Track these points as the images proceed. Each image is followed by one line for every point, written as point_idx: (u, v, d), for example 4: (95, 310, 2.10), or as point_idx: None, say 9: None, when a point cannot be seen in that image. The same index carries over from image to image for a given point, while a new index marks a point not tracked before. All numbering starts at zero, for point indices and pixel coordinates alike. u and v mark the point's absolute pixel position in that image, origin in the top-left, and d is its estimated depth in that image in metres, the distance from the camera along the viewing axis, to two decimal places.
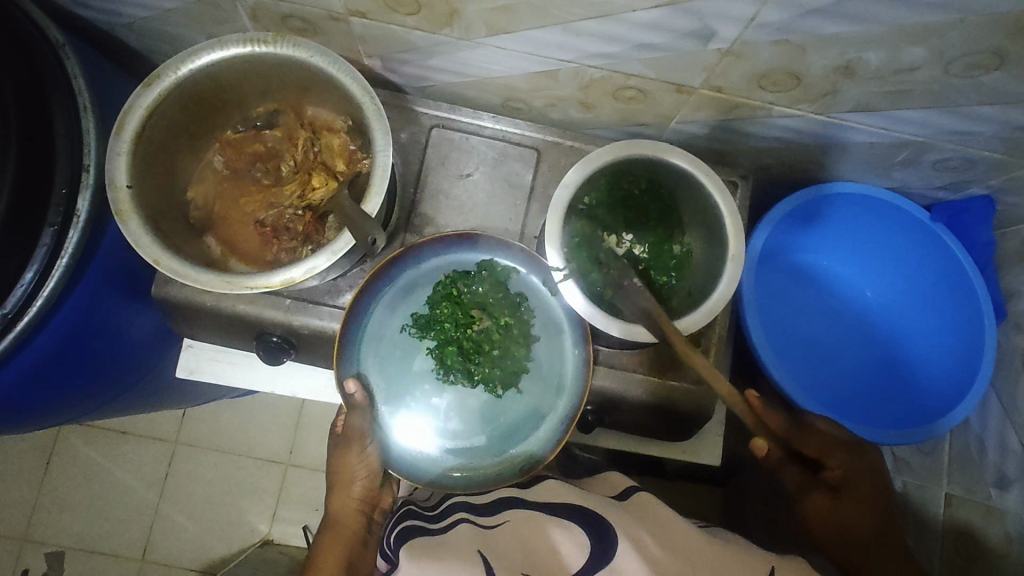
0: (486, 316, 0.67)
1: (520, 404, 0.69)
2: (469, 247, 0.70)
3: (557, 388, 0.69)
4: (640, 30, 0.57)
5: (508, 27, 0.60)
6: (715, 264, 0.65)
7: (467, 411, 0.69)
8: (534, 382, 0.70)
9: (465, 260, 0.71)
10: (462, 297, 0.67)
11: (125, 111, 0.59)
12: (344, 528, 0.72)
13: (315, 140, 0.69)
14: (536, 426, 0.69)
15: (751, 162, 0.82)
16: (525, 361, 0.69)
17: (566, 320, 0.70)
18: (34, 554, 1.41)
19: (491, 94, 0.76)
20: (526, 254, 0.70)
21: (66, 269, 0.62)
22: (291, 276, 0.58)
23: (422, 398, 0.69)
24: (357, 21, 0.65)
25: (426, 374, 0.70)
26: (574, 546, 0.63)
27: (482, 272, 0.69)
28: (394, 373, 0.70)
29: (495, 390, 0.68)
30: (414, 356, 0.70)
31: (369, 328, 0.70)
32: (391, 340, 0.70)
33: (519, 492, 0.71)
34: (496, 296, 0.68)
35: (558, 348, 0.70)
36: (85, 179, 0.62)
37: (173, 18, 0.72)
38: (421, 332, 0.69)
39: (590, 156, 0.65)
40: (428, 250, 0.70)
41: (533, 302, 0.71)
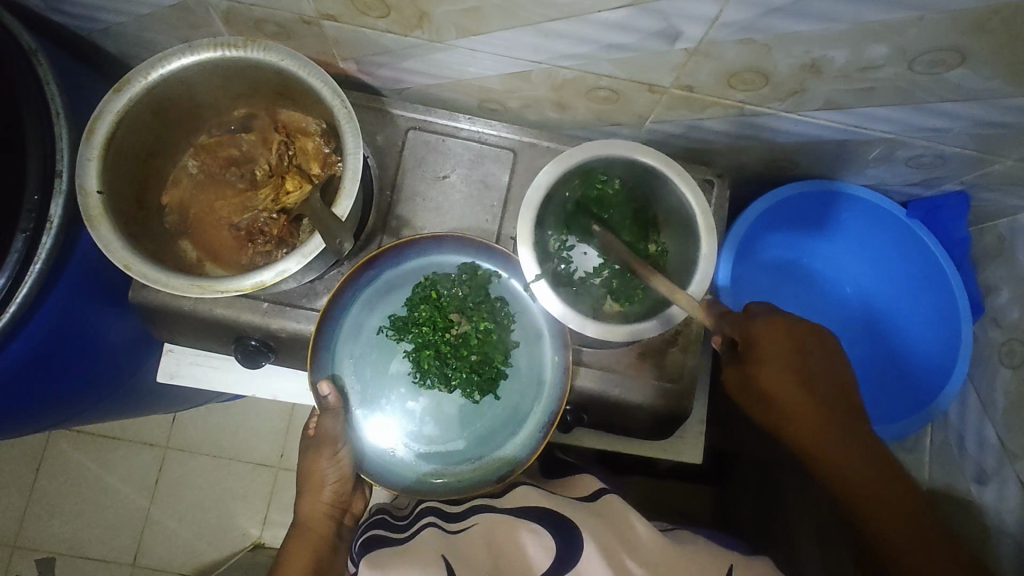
0: (464, 320, 0.68)
1: (497, 410, 0.70)
2: (447, 250, 0.70)
3: (533, 396, 0.70)
4: (607, 31, 0.57)
5: (477, 29, 0.60)
6: (689, 263, 0.65)
7: (443, 414, 0.70)
8: (511, 388, 0.70)
9: (444, 264, 0.71)
10: (440, 301, 0.68)
11: (95, 117, 0.59)
12: (312, 531, 0.72)
13: (289, 144, 0.69)
14: (512, 432, 0.69)
15: (729, 161, 0.82)
16: (503, 366, 0.69)
17: (545, 327, 0.70)
18: (25, 560, 1.41)
19: (467, 96, 0.77)
20: (503, 257, 0.70)
21: (39, 275, 0.62)
22: (262, 279, 0.58)
23: (398, 401, 0.70)
24: (329, 24, 0.65)
25: (403, 377, 0.70)
26: (540, 547, 0.64)
27: (461, 276, 0.69)
28: (371, 375, 0.70)
29: (472, 395, 0.68)
30: (391, 359, 0.71)
31: (345, 330, 0.70)
32: (368, 343, 0.71)
33: (494, 501, 0.71)
34: (476, 300, 0.68)
35: (538, 354, 0.70)
36: (57, 185, 0.62)
37: (148, 23, 0.72)
38: (398, 335, 0.69)
39: (564, 154, 0.65)
40: (407, 252, 0.70)
41: (512, 306, 0.71)
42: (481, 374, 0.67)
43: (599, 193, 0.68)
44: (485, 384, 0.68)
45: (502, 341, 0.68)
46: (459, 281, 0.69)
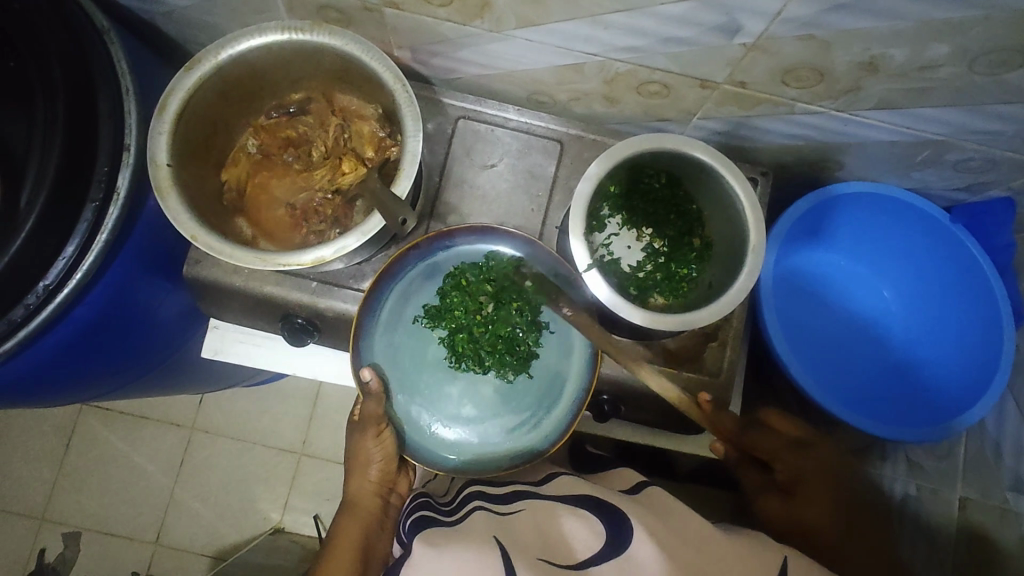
0: (492, 305, 0.69)
1: (530, 390, 0.71)
2: (475, 237, 0.71)
3: (564, 373, 0.71)
4: (667, 24, 0.58)
5: (537, 19, 0.62)
6: (734, 258, 0.67)
7: (478, 397, 0.71)
8: (542, 367, 0.71)
9: (474, 252, 0.72)
10: (470, 286, 0.69)
11: (167, 93, 0.61)
12: (363, 509, 0.74)
13: (345, 127, 0.71)
14: (546, 412, 0.70)
15: (771, 160, 0.83)
16: (533, 347, 0.70)
17: None
18: (51, 534, 1.44)
19: (517, 87, 0.78)
20: (526, 241, 0.70)
21: (105, 244, 0.64)
22: (322, 254, 0.60)
23: (436, 386, 0.71)
24: (390, 12, 0.67)
25: (438, 362, 0.72)
26: (590, 533, 0.64)
27: (490, 262, 0.70)
28: (409, 363, 0.71)
29: (505, 375, 0.70)
30: (427, 346, 0.72)
31: (386, 318, 0.71)
32: (404, 332, 0.72)
33: (531, 488, 0.73)
34: (504, 283, 0.69)
35: (565, 333, 0.71)
36: (125, 159, 0.65)
37: (210, 8, 0.74)
38: (432, 322, 0.71)
39: (613, 148, 0.66)
40: (439, 242, 0.71)
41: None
42: (513, 355, 0.69)
43: (646, 188, 0.70)
44: (518, 364, 0.69)
45: (533, 322, 0.70)
46: (488, 267, 0.70)
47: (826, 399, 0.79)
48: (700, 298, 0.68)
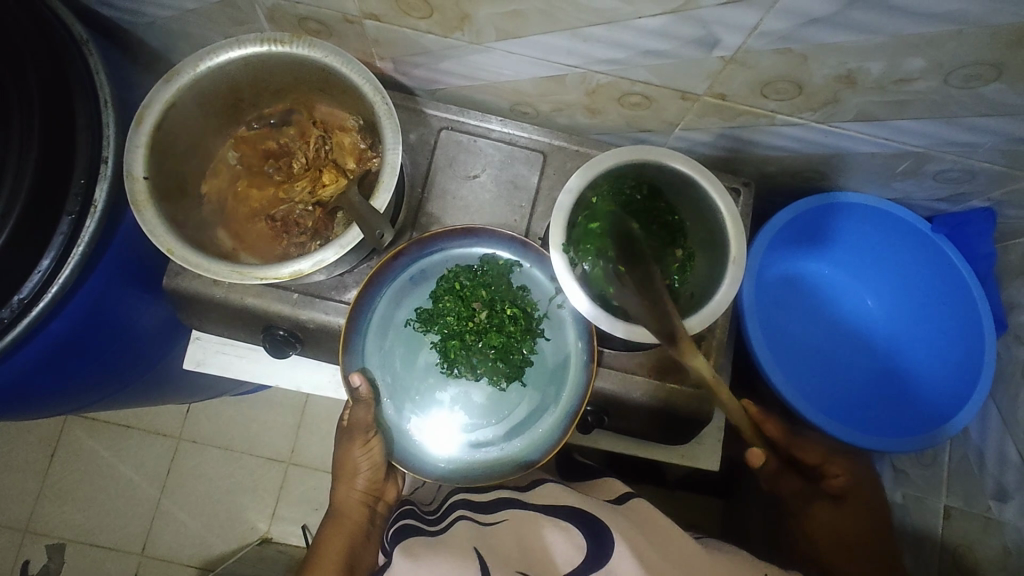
0: (485, 310, 0.67)
1: (524, 397, 0.71)
2: (467, 241, 0.71)
3: (560, 380, 0.70)
4: (645, 37, 0.58)
5: (516, 31, 0.62)
6: (715, 271, 0.66)
7: (469, 404, 0.70)
8: (538, 375, 0.71)
9: (468, 255, 0.72)
10: (464, 291, 0.68)
11: (145, 104, 0.60)
12: (347, 519, 0.73)
13: (327, 139, 0.71)
14: (540, 420, 0.69)
15: (754, 171, 0.83)
16: (529, 354, 0.69)
17: (570, 316, 0.71)
18: (35, 546, 1.42)
19: (499, 98, 0.78)
20: (527, 247, 0.71)
21: (81, 258, 0.63)
22: (300, 268, 0.59)
23: (425, 393, 0.71)
24: (371, 24, 0.67)
25: (430, 368, 0.72)
26: (570, 546, 0.64)
27: (484, 267, 0.70)
28: (400, 367, 0.71)
29: (498, 382, 0.69)
30: (419, 350, 0.72)
31: (376, 323, 0.71)
32: (396, 335, 0.72)
33: (515, 493, 0.72)
34: (498, 289, 0.69)
35: (562, 340, 0.71)
36: (103, 171, 0.64)
37: (192, 18, 0.74)
38: (424, 327, 0.70)
39: (596, 159, 0.66)
40: (431, 246, 0.71)
41: (536, 296, 0.72)
42: (507, 362, 0.67)
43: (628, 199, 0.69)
44: (513, 372, 0.68)
45: (530, 329, 0.69)
46: (482, 271, 0.69)
47: (812, 411, 0.79)
48: (684, 310, 0.67)
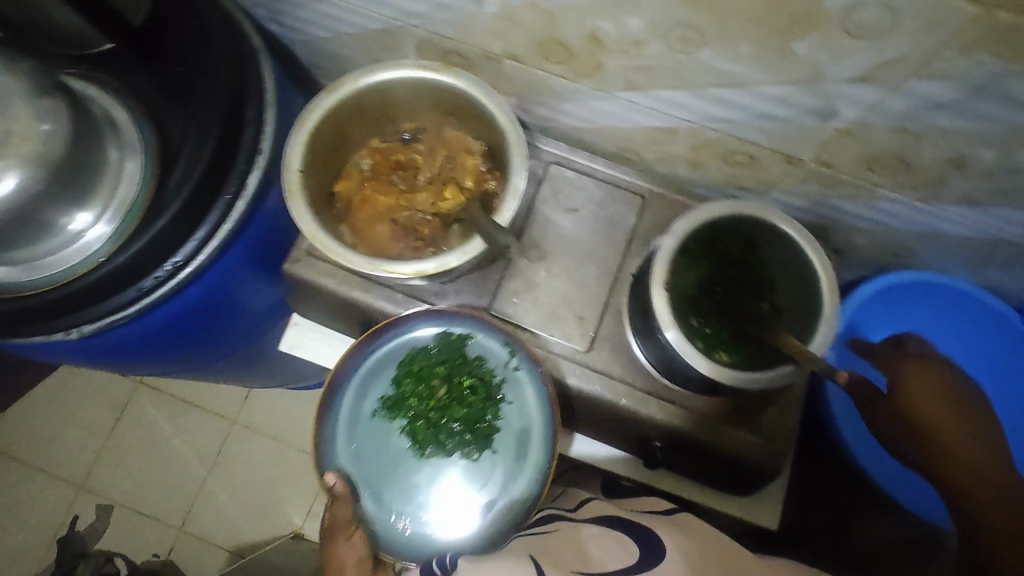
0: (445, 386, 0.74)
1: (495, 463, 0.73)
2: (411, 325, 0.75)
3: (525, 443, 0.73)
4: (766, 102, 0.63)
5: (643, 84, 0.68)
6: (803, 327, 0.69)
7: (444, 480, 0.73)
8: (506, 441, 0.74)
9: (425, 337, 0.76)
10: (423, 372, 0.74)
11: (309, 107, 0.69)
12: None
13: (451, 158, 0.78)
14: (515, 482, 0.72)
15: (841, 240, 0.86)
16: (495, 421, 0.74)
17: (524, 374, 0.74)
18: (86, 503, 1.50)
19: (607, 142, 0.84)
20: (476, 320, 0.74)
21: (227, 234, 0.69)
22: (423, 268, 0.65)
23: (402, 477, 0.74)
24: (508, 62, 0.75)
25: (402, 453, 0.74)
26: (618, 547, 0.67)
27: (437, 344, 0.75)
28: (372, 460, 0.74)
29: (471, 453, 0.73)
30: (388, 439, 0.75)
31: (340, 417, 0.75)
32: (366, 426, 0.75)
33: (565, 514, 0.76)
34: (455, 365, 0.74)
35: (523, 406, 0.74)
36: (257, 162, 0.71)
37: (347, 41, 0.84)
38: (392, 413, 0.75)
39: (697, 209, 0.71)
40: (387, 330, 0.75)
41: (491, 365, 0.75)
42: (475, 432, 0.73)
43: (723, 249, 0.73)
44: (481, 441, 0.73)
45: (488, 397, 0.74)
46: (438, 351, 0.75)
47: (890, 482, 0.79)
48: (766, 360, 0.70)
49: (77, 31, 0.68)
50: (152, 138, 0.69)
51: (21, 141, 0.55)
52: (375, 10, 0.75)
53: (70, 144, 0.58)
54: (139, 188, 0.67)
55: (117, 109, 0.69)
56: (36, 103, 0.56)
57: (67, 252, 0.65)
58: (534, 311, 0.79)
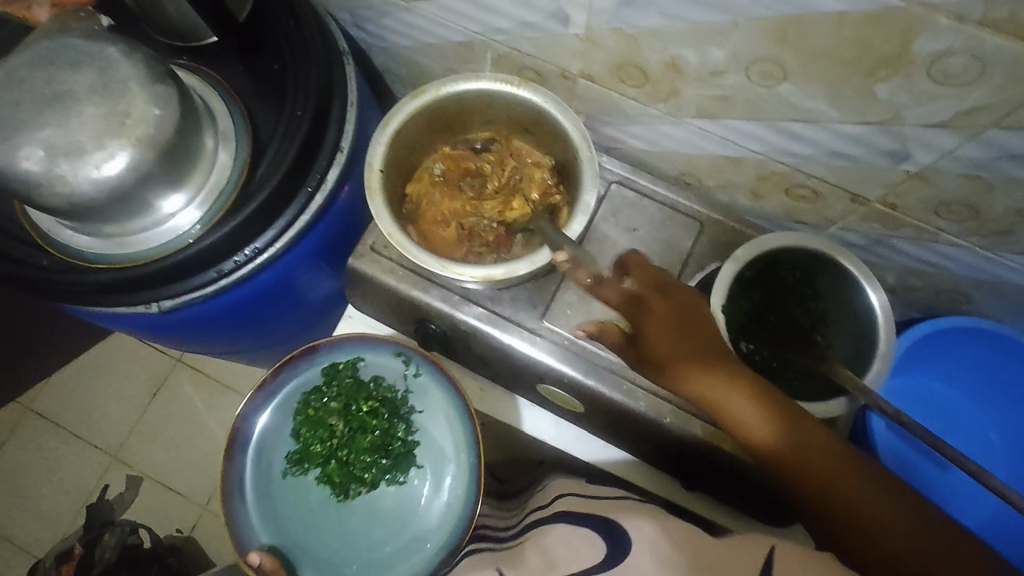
0: (342, 423, 0.81)
1: (423, 477, 0.82)
2: (290, 370, 0.82)
3: (444, 457, 0.81)
4: (839, 140, 0.65)
5: (716, 113, 0.70)
6: (856, 361, 0.70)
7: (376, 510, 0.82)
8: (425, 451, 0.82)
9: (307, 377, 0.83)
10: (317, 413, 0.81)
11: (393, 111, 0.72)
12: None
13: (520, 170, 0.82)
14: (447, 492, 0.81)
15: (895, 280, 0.86)
16: (406, 438, 0.82)
17: (429, 378, 0.83)
18: (118, 473, 1.55)
19: (669, 166, 0.86)
20: (352, 343, 0.83)
21: (303, 225, 0.73)
22: (493, 273, 0.68)
23: (333, 521, 0.81)
24: (584, 82, 0.77)
25: (327, 500, 0.82)
26: (583, 540, 0.66)
27: (328, 383, 0.82)
28: (300, 516, 0.81)
29: (397, 476, 0.81)
30: (308, 491, 0.82)
31: (256, 486, 0.80)
32: (281, 488, 0.81)
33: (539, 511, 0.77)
34: (344, 402, 0.81)
35: (436, 424, 0.82)
36: (336, 158, 0.75)
37: (428, 50, 0.88)
38: (301, 468, 0.81)
39: (761, 238, 0.72)
40: (275, 380, 0.82)
41: (377, 386, 0.82)
42: (390, 454, 0.81)
43: (780, 277, 0.74)
44: (401, 463, 0.81)
45: (395, 419, 0.81)
46: (326, 388, 0.82)
47: None
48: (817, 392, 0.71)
49: (185, 23, 0.73)
50: (243, 129, 0.73)
51: (136, 123, 0.58)
52: (460, 24, 0.78)
53: (177, 129, 0.61)
54: (230, 175, 0.70)
55: (213, 98, 0.73)
56: (151, 88, 0.60)
57: (156, 231, 0.68)
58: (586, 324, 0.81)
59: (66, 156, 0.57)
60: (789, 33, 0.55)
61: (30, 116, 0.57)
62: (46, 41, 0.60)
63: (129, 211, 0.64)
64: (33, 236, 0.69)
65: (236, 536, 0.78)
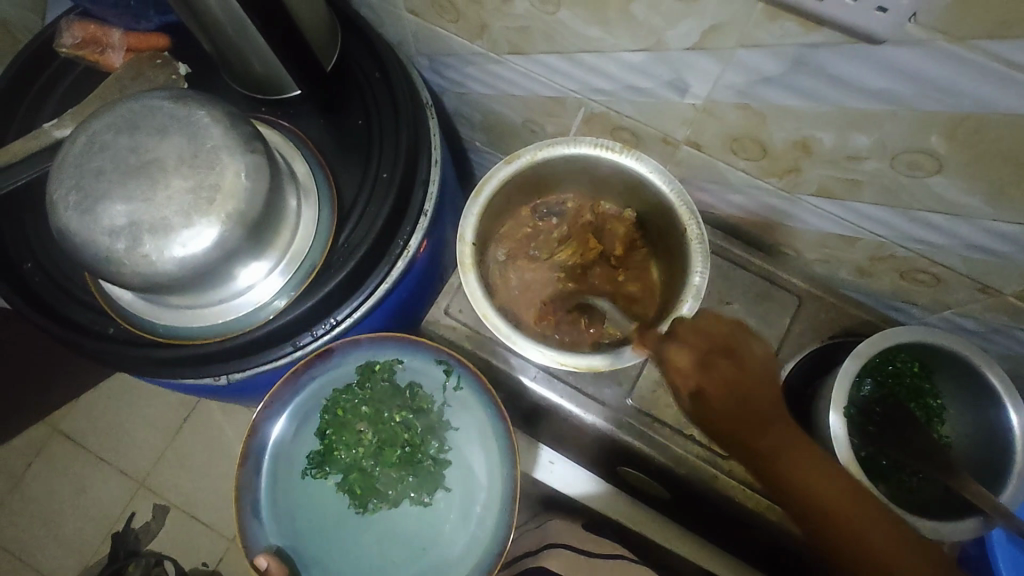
0: (372, 430, 0.71)
1: (451, 503, 0.71)
2: (322, 364, 0.69)
3: (477, 485, 0.70)
4: (985, 235, 0.59)
5: (840, 194, 0.64)
6: (982, 470, 0.65)
7: (395, 534, 0.71)
8: (457, 475, 0.71)
9: (339, 375, 0.71)
10: (345, 416, 0.70)
11: (486, 179, 0.67)
12: None
13: (598, 222, 0.76)
14: (474, 522, 0.70)
15: (1007, 367, 0.80)
16: (439, 454, 0.71)
17: (473, 391, 0.71)
18: (144, 501, 1.38)
19: (766, 234, 0.80)
20: (397, 342, 0.70)
21: (383, 296, 0.67)
22: (597, 362, 0.64)
23: (346, 539, 0.71)
24: (686, 149, 0.72)
25: (343, 513, 0.71)
26: None
27: (361, 383, 0.70)
28: (310, 525, 0.71)
29: (422, 498, 0.71)
30: (323, 499, 0.71)
31: (270, 486, 0.70)
32: (297, 490, 0.71)
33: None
34: (378, 405, 0.71)
35: (476, 443, 0.71)
36: (420, 222, 0.68)
37: (509, 100, 0.83)
38: (322, 471, 0.71)
39: (889, 330, 0.65)
40: (303, 373, 0.70)
41: (417, 392, 0.72)
42: (419, 473, 0.71)
43: (895, 370, 0.69)
44: (429, 484, 0.71)
45: (430, 430, 0.71)
46: (359, 388, 0.70)
47: None
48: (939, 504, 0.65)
49: (265, 74, 0.67)
50: (327, 191, 0.68)
51: (225, 197, 0.53)
52: (554, 80, 0.73)
53: (265, 201, 0.56)
54: (313, 242, 0.65)
55: (298, 160, 0.69)
56: (241, 158, 0.55)
57: (233, 304, 0.63)
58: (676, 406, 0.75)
59: (151, 232, 0.52)
60: (961, 128, 0.49)
61: (113, 186, 0.52)
62: (128, 103, 0.55)
63: (207, 285, 0.60)
64: (103, 305, 0.65)
65: (242, 535, 0.69)
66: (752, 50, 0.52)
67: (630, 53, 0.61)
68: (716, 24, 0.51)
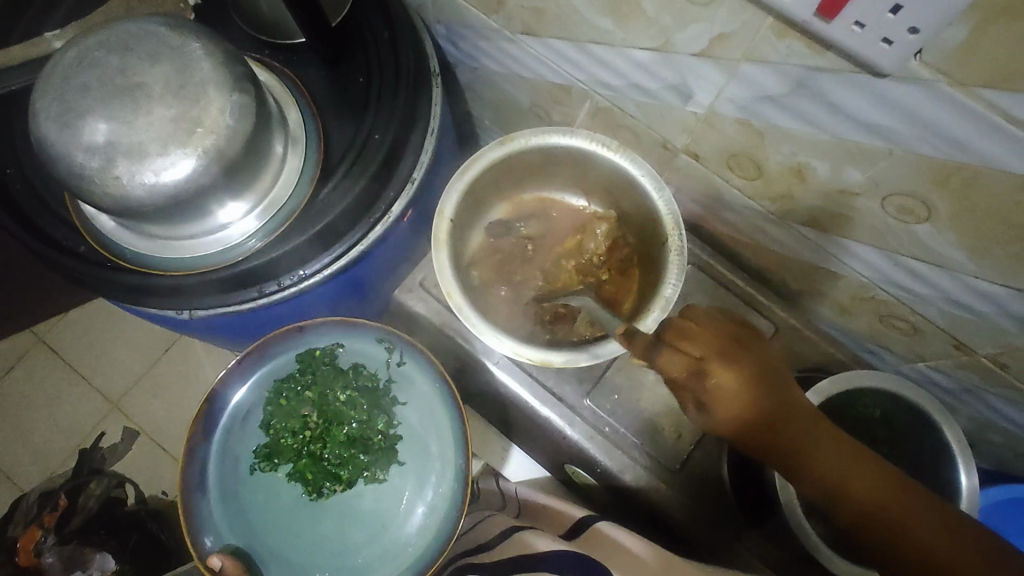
0: (317, 413, 0.74)
1: (404, 476, 0.73)
2: (263, 352, 0.73)
3: (429, 459, 0.73)
4: (966, 292, 0.58)
5: (830, 226, 0.63)
6: None
7: (351, 516, 0.73)
8: (409, 448, 0.74)
9: (283, 365, 0.74)
10: (289, 405, 0.73)
11: (474, 158, 0.66)
12: None
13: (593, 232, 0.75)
14: (428, 490, 0.72)
15: (974, 428, 0.79)
16: (388, 430, 0.74)
17: (414, 363, 0.73)
18: (115, 422, 1.39)
19: (754, 257, 0.79)
20: (341, 322, 0.73)
21: (357, 255, 0.67)
22: (551, 358, 0.64)
23: (305, 525, 0.73)
24: (684, 157, 0.70)
25: (297, 503, 0.74)
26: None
27: (305, 369, 0.73)
28: (264, 519, 0.72)
29: (375, 475, 0.73)
30: (276, 491, 0.74)
31: (219, 485, 0.71)
32: (247, 485, 0.73)
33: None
34: (323, 392, 0.74)
35: (424, 416, 0.74)
36: (405, 189, 0.67)
37: (519, 81, 0.82)
38: (271, 464, 0.73)
39: (853, 372, 0.65)
40: (249, 360, 0.73)
41: (360, 372, 0.74)
42: (369, 451, 0.73)
43: (859, 412, 0.68)
44: (381, 459, 0.73)
45: (377, 407, 0.73)
46: (301, 376, 0.73)
47: None
48: None
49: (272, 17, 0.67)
50: (316, 143, 0.67)
51: (206, 132, 0.53)
52: (562, 67, 0.71)
53: (246, 143, 0.56)
54: (293, 192, 0.64)
55: (291, 108, 0.68)
56: (228, 96, 0.54)
57: (205, 239, 0.63)
58: (633, 415, 0.74)
59: (127, 156, 0.52)
60: (954, 176, 0.47)
61: (96, 104, 0.52)
62: (124, 23, 0.55)
63: (180, 218, 0.60)
64: (77, 222, 0.65)
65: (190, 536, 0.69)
66: (757, 65, 0.51)
67: (638, 50, 0.59)
68: (724, 33, 0.50)
